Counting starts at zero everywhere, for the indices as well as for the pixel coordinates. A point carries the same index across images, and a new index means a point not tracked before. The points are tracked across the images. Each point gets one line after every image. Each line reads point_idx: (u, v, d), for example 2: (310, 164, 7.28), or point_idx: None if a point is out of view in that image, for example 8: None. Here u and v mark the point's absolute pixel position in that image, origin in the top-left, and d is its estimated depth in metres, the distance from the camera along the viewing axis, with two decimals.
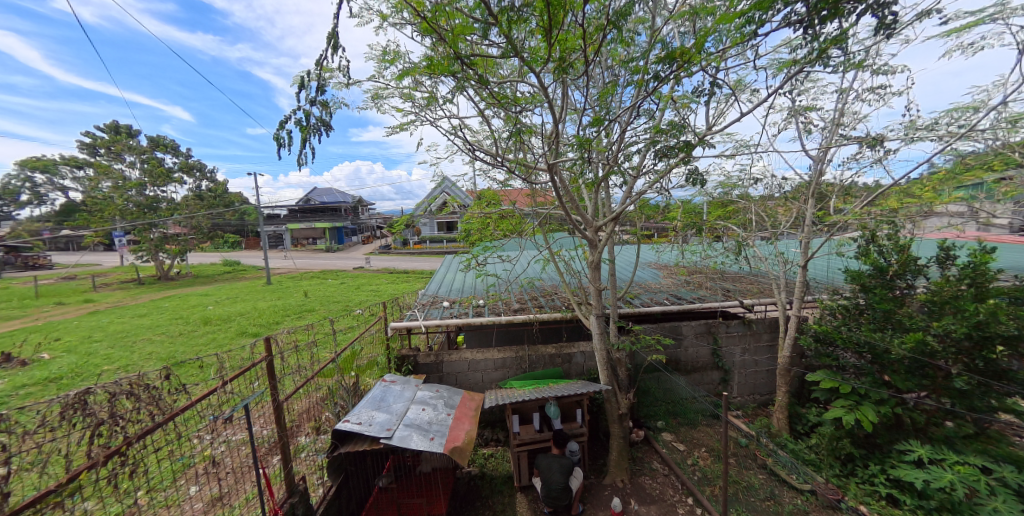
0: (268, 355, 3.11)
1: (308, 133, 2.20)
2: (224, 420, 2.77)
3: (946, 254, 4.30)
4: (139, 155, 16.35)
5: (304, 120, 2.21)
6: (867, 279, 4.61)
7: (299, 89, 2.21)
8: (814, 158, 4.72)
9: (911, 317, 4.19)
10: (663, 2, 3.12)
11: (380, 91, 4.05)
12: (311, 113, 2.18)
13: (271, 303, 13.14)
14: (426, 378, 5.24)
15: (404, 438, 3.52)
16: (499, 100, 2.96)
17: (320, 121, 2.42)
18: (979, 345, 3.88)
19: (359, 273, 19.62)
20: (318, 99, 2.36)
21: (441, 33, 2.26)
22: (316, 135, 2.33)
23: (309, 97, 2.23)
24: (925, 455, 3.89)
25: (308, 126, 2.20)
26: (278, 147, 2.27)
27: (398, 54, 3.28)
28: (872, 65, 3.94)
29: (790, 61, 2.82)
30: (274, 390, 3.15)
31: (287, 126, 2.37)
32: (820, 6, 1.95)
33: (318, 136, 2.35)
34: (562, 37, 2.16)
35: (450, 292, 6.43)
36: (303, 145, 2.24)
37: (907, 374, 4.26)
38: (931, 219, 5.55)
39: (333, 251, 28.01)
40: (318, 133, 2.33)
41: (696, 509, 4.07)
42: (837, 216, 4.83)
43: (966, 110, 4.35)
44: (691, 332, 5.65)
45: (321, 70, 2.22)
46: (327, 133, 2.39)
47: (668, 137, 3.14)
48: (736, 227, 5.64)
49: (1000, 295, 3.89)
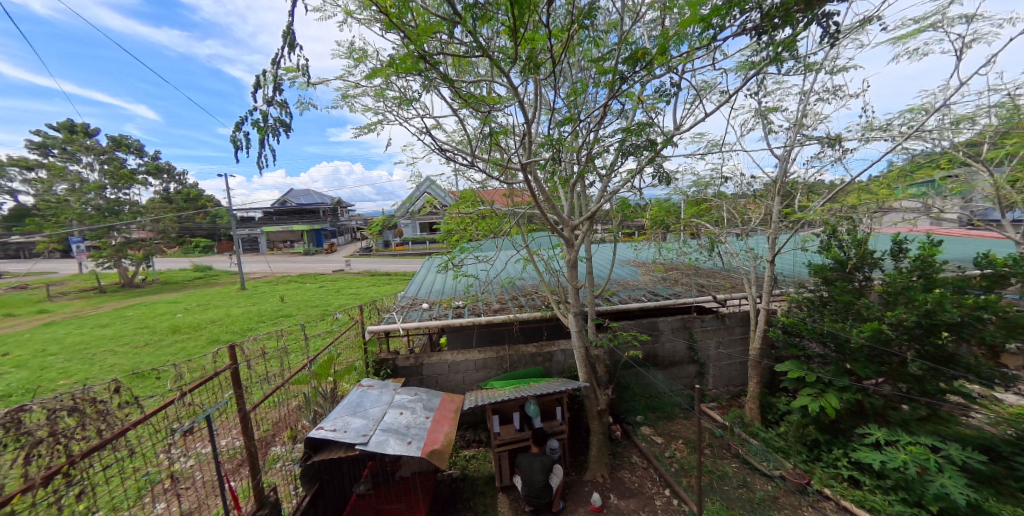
0: (232, 362, 2.96)
1: (263, 134, 2.11)
2: (184, 433, 2.63)
3: (899, 247, 4.56)
4: (99, 156, 15.44)
5: (260, 121, 2.12)
6: (829, 272, 4.85)
7: (254, 88, 2.12)
8: (780, 158, 4.94)
9: (869, 307, 4.42)
10: (633, 4, 3.18)
11: (350, 90, 3.94)
12: (266, 113, 2.10)
13: (245, 309, 12.63)
14: (406, 382, 5.14)
15: (381, 443, 3.45)
16: (471, 100, 2.94)
17: (278, 121, 2.32)
18: (929, 331, 4.14)
19: (339, 275, 19.14)
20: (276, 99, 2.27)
21: (406, 31, 2.22)
22: (274, 136, 2.24)
23: (264, 97, 2.15)
24: (883, 438, 4.13)
25: (263, 127, 2.11)
26: (232, 148, 2.17)
27: (367, 52, 3.20)
28: (830, 69, 4.15)
29: (752, 63, 2.93)
30: (239, 399, 3.01)
31: (243, 125, 2.27)
32: (772, 11, 2.02)
33: (276, 137, 2.26)
34: (529, 36, 2.16)
35: (429, 293, 6.35)
36: (260, 146, 2.15)
37: (866, 362, 4.50)
38: (887, 214, 5.90)
39: (311, 254, 27.22)
40: (274, 134, 2.25)
41: (673, 500, 4.16)
42: (802, 213, 5.04)
43: (915, 112, 4.64)
44: (667, 327, 5.78)
45: (278, 69, 2.12)
46: (285, 133, 2.30)
47: (638, 135, 3.19)
48: (710, 224, 5.81)
49: (946, 285, 4.17)
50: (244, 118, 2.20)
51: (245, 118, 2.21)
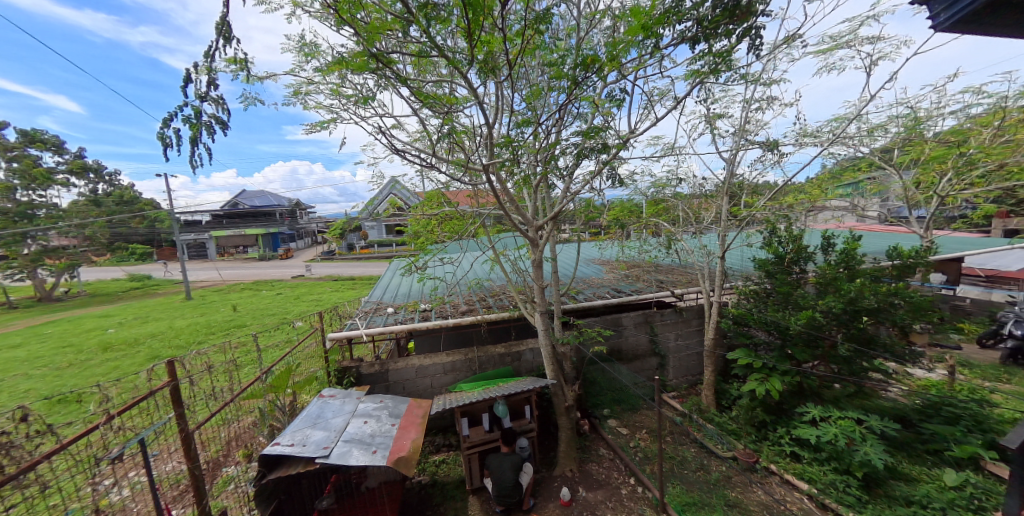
0: (171, 379, 2.73)
1: (197, 130, 1.97)
2: (113, 460, 2.38)
3: (828, 242, 5.06)
4: (5, 153, 13.59)
5: (192, 117, 1.97)
6: (770, 266, 5.28)
7: (183, 81, 1.97)
8: (726, 160, 5.31)
9: (804, 297, 4.87)
10: (588, 12, 3.30)
11: (302, 87, 3.76)
12: (200, 109, 1.96)
13: (191, 321, 11.63)
14: (371, 389, 4.96)
15: (343, 455, 3.31)
16: (429, 100, 2.91)
17: (216, 118, 2.17)
18: (853, 317, 4.63)
19: (298, 282, 18.12)
20: (211, 93, 2.12)
21: (358, 28, 2.17)
22: (210, 134, 2.10)
23: (196, 92, 2.01)
24: (818, 415, 4.57)
25: (196, 123, 1.97)
26: (161, 146, 2.00)
27: (319, 48, 3.07)
28: (767, 80, 4.53)
29: (697, 72, 3.13)
30: (179, 419, 2.78)
31: (174, 122, 2.10)
32: (709, 25, 2.18)
33: (212, 135, 2.11)
34: (483, 39, 2.18)
35: (394, 297, 6.18)
36: (194, 145, 2.00)
37: (803, 347, 4.94)
38: (819, 212, 6.51)
39: (266, 259, 25.55)
40: (209, 131, 2.10)
41: (637, 487, 4.34)
42: (747, 211, 5.45)
43: (838, 120, 5.17)
44: (630, 322, 6.02)
45: (212, 62, 1.98)
46: (222, 130, 2.16)
47: (595, 138, 3.31)
48: (667, 223, 6.12)
49: (866, 274, 4.68)
50: (174, 113, 2.04)
51: (175, 114, 2.05)
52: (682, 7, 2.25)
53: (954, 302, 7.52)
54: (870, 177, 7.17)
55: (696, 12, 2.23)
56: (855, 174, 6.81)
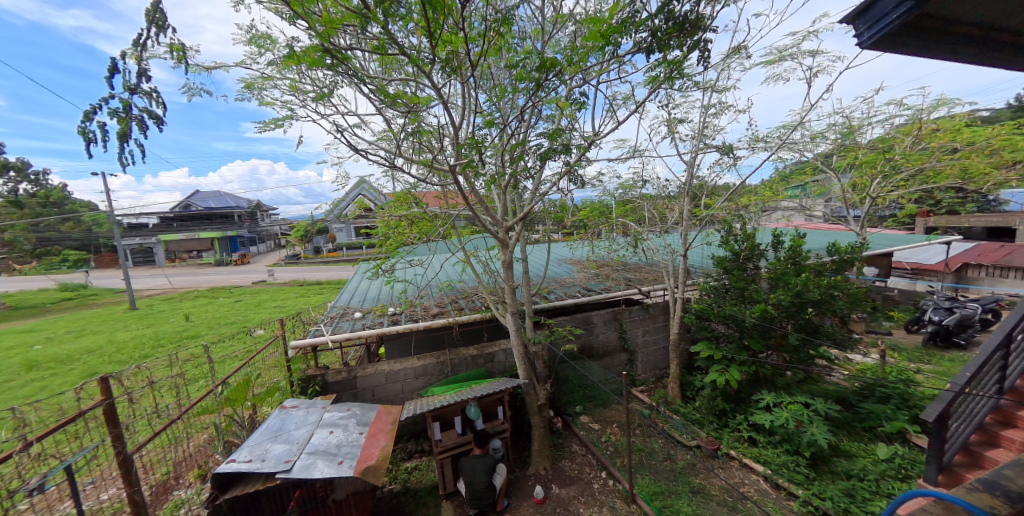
0: (106, 397, 2.49)
1: (126, 125, 1.81)
2: (33, 491, 2.14)
3: (777, 239, 5.43)
4: None
5: (119, 109, 1.81)
6: (727, 263, 5.59)
7: (110, 72, 1.80)
8: (687, 163, 5.57)
9: (757, 291, 5.19)
10: (551, 15, 3.35)
11: (256, 82, 3.56)
12: (129, 102, 1.80)
13: (135, 333, 10.66)
14: (338, 397, 4.75)
15: (307, 468, 3.16)
16: (391, 98, 2.84)
17: (150, 111, 2.01)
18: (800, 309, 5.00)
19: (258, 288, 17.09)
20: (144, 85, 1.96)
21: (311, 22, 2.08)
22: (141, 129, 1.93)
23: (125, 83, 1.85)
24: (772, 401, 4.89)
25: (125, 117, 1.82)
26: (83, 142, 1.82)
27: (272, 40, 2.91)
28: (721, 87, 4.80)
29: (654, 77, 3.27)
30: (115, 440, 2.54)
31: (99, 115, 1.92)
32: (662, 33, 2.27)
33: (145, 130, 1.95)
34: (444, 38, 2.16)
35: (362, 301, 5.97)
36: (123, 141, 1.84)
37: (758, 338, 5.27)
38: (771, 212, 6.98)
39: (222, 265, 23.92)
40: (141, 127, 1.94)
41: (608, 481, 4.45)
42: (707, 212, 5.73)
43: (785, 127, 5.56)
44: (600, 320, 6.16)
45: (143, 51, 1.83)
46: (156, 125, 2.00)
47: (559, 139, 3.36)
48: (633, 223, 6.32)
49: (811, 269, 5.07)
50: (99, 105, 1.86)
51: (100, 106, 1.87)
52: (638, 17, 2.34)
53: (886, 293, 8.31)
54: (814, 179, 7.78)
55: (651, 23, 2.33)
56: (801, 177, 7.36)
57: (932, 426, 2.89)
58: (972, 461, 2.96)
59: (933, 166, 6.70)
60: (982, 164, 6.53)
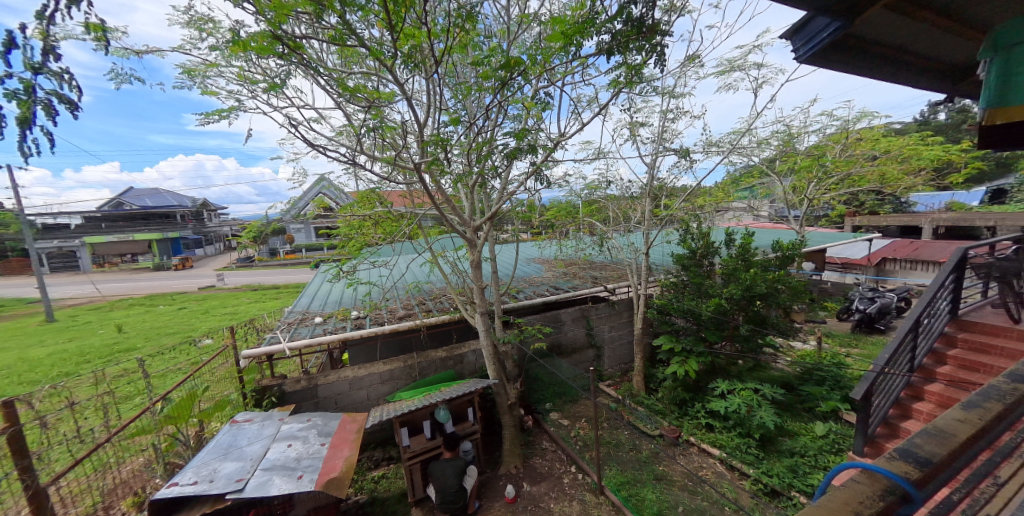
0: (12, 423, 2.18)
1: (29, 110, 1.59)
2: None
3: (729, 238, 5.80)
4: None
5: (20, 92, 1.59)
6: (685, 260, 5.89)
7: (9, 48, 1.57)
8: (648, 165, 5.81)
9: (712, 286, 5.52)
10: (516, 15, 3.36)
11: (198, 70, 3.27)
12: (34, 84, 1.59)
13: (56, 347, 9.46)
14: (297, 408, 4.47)
15: (262, 486, 2.94)
16: (350, 91, 2.71)
17: (62, 95, 1.78)
18: (750, 302, 5.37)
19: (205, 294, 15.76)
20: (54, 66, 1.73)
21: (258, 6, 1.94)
22: (50, 115, 1.70)
23: (29, 62, 1.62)
24: (726, 388, 5.22)
25: (28, 101, 1.59)
26: None
27: (215, 24, 2.68)
28: (677, 93, 5.05)
29: (616, 80, 3.37)
30: (26, 471, 2.23)
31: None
32: (622, 37, 2.34)
33: (56, 116, 1.72)
34: (405, 31, 2.09)
35: (323, 305, 5.66)
36: (26, 127, 1.61)
37: (714, 330, 5.59)
38: (723, 212, 7.44)
39: (162, 269, 21.83)
40: (50, 112, 1.71)
41: (578, 474, 4.54)
42: (666, 211, 6.01)
43: (735, 132, 5.95)
44: (568, 317, 6.27)
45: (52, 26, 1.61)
46: (70, 111, 1.77)
47: (524, 138, 3.38)
48: (599, 222, 6.50)
49: (759, 265, 5.45)
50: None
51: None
52: (599, 20, 2.40)
53: (822, 286, 9.14)
54: (760, 182, 8.41)
55: (611, 27, 2.39)
56: (749, 179, 7.93)
57: (859, 399, 3.21)
58: (892, 433, 3.32)
59: (859, 171, 7.48)
60: (897, 170, 7.38)
